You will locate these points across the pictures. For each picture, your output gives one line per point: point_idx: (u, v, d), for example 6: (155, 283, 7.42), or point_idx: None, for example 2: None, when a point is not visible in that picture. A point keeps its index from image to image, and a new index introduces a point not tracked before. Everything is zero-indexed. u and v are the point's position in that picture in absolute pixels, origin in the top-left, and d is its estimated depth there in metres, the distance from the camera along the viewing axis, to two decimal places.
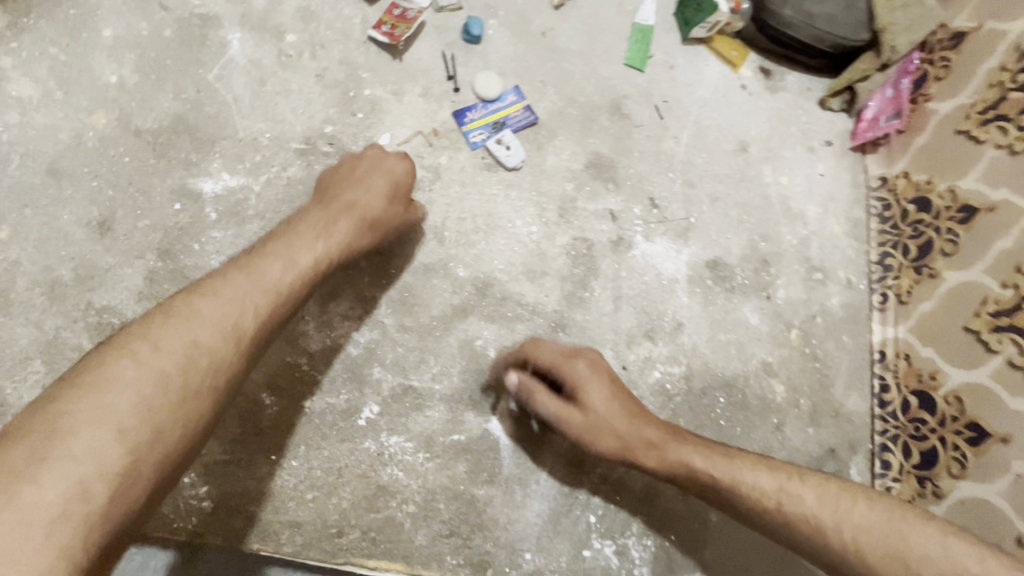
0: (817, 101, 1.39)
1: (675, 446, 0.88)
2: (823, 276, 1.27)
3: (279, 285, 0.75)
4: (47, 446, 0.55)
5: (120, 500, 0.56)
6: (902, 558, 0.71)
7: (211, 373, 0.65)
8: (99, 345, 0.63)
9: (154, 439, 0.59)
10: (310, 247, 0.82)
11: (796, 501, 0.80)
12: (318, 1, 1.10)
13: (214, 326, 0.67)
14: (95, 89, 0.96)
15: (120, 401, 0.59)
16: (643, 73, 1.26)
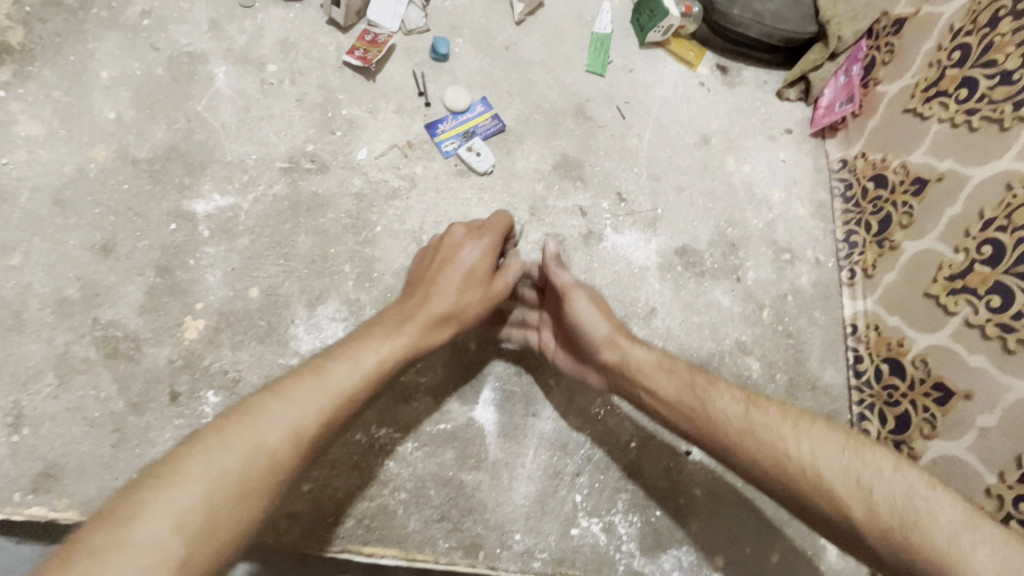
0: (774, 93, 1.46)
1: (638, 349, 0.93)
2: (791, 257, 1.32)
3: (346, 388, 0.72)
4: (112, 538, 0.54)
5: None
6: (857, 473, 0.72)
7: (270, 477, 0.63)
8: (173, 450, 0.62)
9: (203, 542, 0.57)
10: (383, 340, 0.79)
11: (757, 415, 0.80)
12: (295, 33, 1.19)
13: (279, 433, 0.65)
14: (95, 125, 1.05)
15: (182, 510, 0.57)
16: (603, 78, 1.34)
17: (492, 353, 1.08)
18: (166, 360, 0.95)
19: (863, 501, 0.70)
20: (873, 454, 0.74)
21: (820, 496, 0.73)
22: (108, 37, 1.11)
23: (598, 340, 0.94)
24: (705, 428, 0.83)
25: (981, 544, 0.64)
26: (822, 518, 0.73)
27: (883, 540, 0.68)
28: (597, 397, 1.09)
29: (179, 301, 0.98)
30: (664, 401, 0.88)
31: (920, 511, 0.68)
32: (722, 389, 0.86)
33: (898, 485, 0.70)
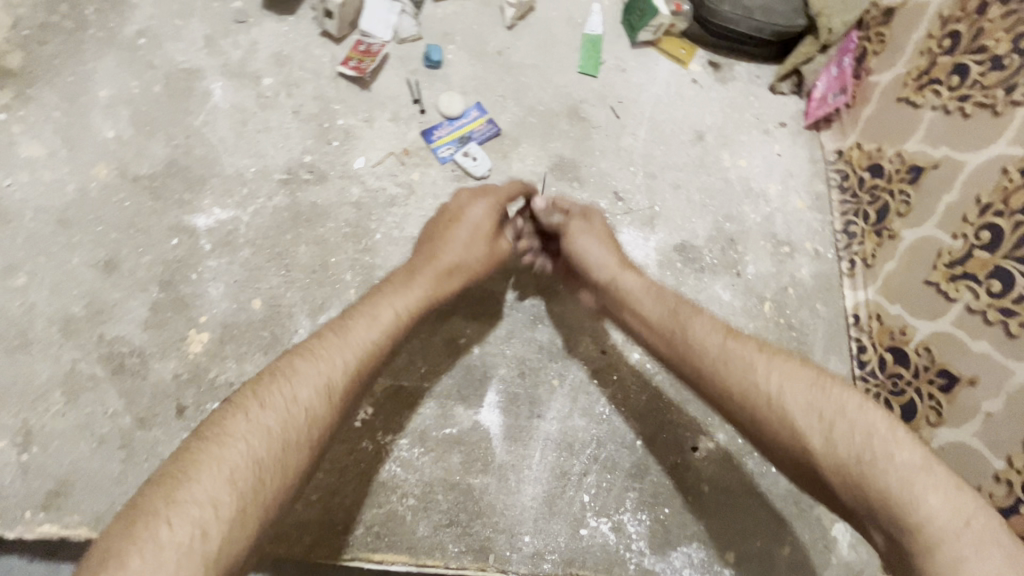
0: (767, 87, 1.47)
1: (631, 275, 0.95)
2: (790, 249, 1.32)
3: (367, 344, 0.78)
4: (175, 491, 0.60)
5: (230, 543, 0.59)
6: (821, 408, 0.73)
7: (307, 429, 0.70)
8: (217, 413, 0.68)
9: (257, 488, 0.63)
10: (397, 294, 0.85)
11: (735, 344, 0.81)
12: (289, 46, 1.20)
13: (311, 388, 0.72)
14: (95, 144, 1.06)
15: (235, 461, 0.63)
16: (596, 78, 1.35)
17: (495, 356, 1.08)
18: (172, 374, 0.96)
19: (822, 435, 0.71)
20: (841, 393, 0.74)
21: (780, 425, 0.74)
22: (105, 56, 1.13)
23: (591, 265, 0.97)
24: (679, 348, 0.85)
25: (933, 487, 0.64)
26: (780, 446, 0.74)
27: (835, 473, 0.69)
28: (601, 397, 1.10)
29: (183, 315, 0.99)
30: (647, 321, 0.90)
31: (877, 450, 0.68)
32: (705, 315, 0.87)
33: (859, 424, 0.70)
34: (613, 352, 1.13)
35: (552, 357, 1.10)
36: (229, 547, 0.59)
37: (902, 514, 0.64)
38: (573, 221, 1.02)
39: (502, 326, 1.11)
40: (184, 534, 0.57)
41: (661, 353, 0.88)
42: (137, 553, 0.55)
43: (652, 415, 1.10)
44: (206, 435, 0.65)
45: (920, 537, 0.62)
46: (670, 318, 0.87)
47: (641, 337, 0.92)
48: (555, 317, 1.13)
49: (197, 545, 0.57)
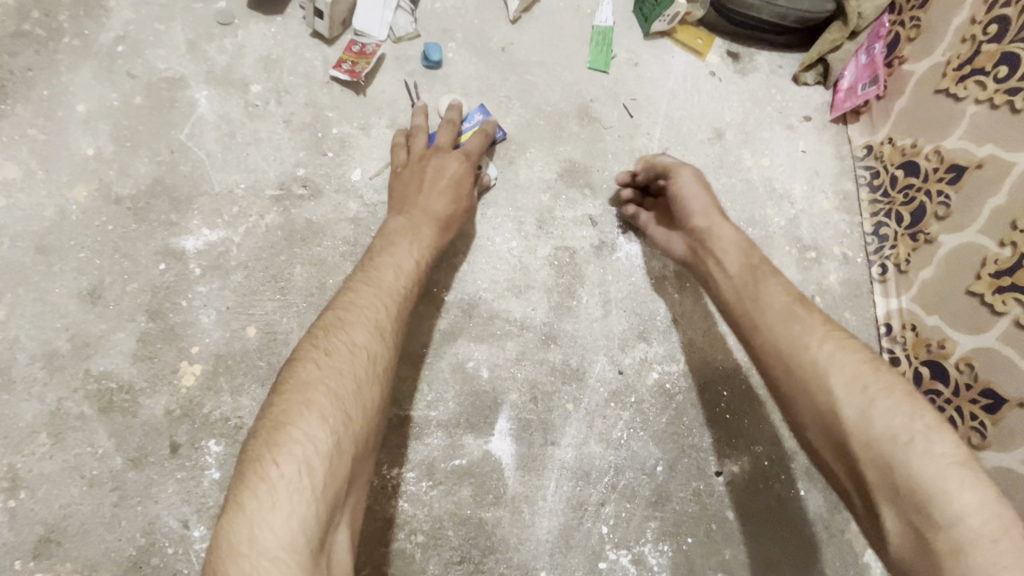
0: (790, 78, 1.36)
1: (728, 224, 0.93)
2: (817, 255, 1.24)
3: (399, 288, 0.85)
4: (276, 436, 0.65)
5: (336, 472, 0.65)
6: (865, 384, 0.70)
7: (372, 365, 0.76)
8: (288, 369, 0.72)
9: (346, 423, 0.69)
10: (412, 244, 0.92)
11: (801, 307, 0.80)
12: (278, 49, 1.12)
13: (365, 331, 0.77)
14: (74, 163, 1.00)
15: (322, 403, 0.68)
16: (607, 74, 1.26)
17: (505, 380, 1.02)
18: (163, 411, 0.90)
19: (860, 410, 0.68)
20: (892, 378, 0.71)
21: (816, 391, 0.72)
22: (82, 67, 1.05)
23: (691, 210, 0.96)
24: (745, 305, 0.85)
25: (969, 486, 0.61)
26: (811, 410, 0.73)
27: (865, 448, 0.67)
28: (618, 421, 1.03)
29: (173, 346, 0.93)
30: (726, 272, 0.90)
31: (915, 437, 0.65)
32: (777, 279, 0.85)
33: (903, 409, 0.67)
34: (629, 372, 1.06)
35: (566, 380, 1.04)
36: (334, 477, 0.65)
37: (930, 510, 0.61)
38: (676, 169, 1.01)
39: (511, 347, 1.04)
40: (293, 472, 0.62)
41: (728, 306, 0.88)
42: (263, 492, 0.61)
43: (673, 438, 1.04)
44: (286, 388, 0.70)
45: (944, 538, 0.60)
46: (742, 278, 0.87)
47: (714, 288, 0.91)
48: (568, 336, 1.06)
49: (307, 481, 0.62)
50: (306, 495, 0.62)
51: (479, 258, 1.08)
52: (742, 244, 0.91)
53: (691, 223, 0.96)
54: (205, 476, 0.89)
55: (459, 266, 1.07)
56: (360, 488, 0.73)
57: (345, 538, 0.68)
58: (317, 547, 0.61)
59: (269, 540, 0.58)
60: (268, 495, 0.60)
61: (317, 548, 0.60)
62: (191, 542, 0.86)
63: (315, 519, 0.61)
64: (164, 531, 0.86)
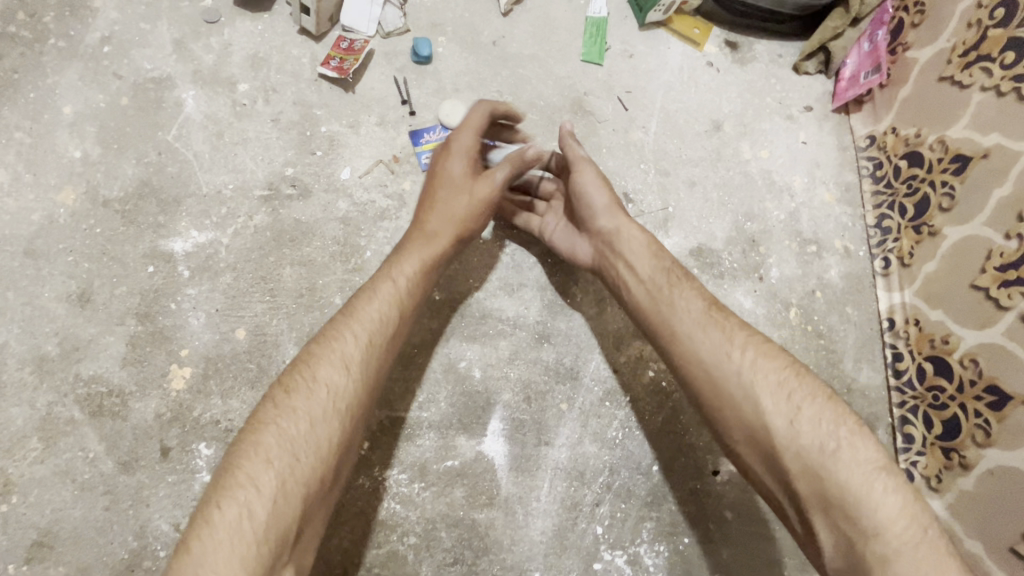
0: (791, 67, 1.33)
1: (633, 224, 0.98)
2: (818, 248, 1.21)
3: (378, 316, 0.83)
4: (223, 480, 0.67)
5: (277, 514, 0.65)
6: (790, 395, 0.79)
7: (333, 403, 0.75)
8: (255, 410, 0.74)
9: (293, 465, 0.68)
10: (396, 266, 0.89)
11: (720, 319, 0.87)
12: (265, 47, 1.11)
13: (330, 367, 0.77)
14: (62, 166, 0.99)
15: (272, 446, 0.69)
16: (601, 67, 1.23)
17: (498, 380, 1.01)
18: (154, 414, 0.90)
19: (787, 422, 0.77)
20: (812, 386, 0.80)
21: (746, 405, 0.80)
22: (68, 68, 1.04)
23: (594, 211, 0.98)
24: (661, 310, 0.91)
25: (891, 490, 0.71)
26: (743, 425, 0.80)
27: (796, 460, 0.75)
28: (613, 420, 1.02)
29: (162, 349, 0.93)
30: (637, 276, 0.94)
31: (840, 446, 0.74)
32: (690, 285, 0.92)
33: (826, 419, 0.76)
34: (624, 371, 1.05)
35: (560, 379, 1.02)
36: (275, 521, 0.65)
37: (860, 519, 0.70)
38: (579, 165, 1.00)
39: (504, 346, 1.03)
40: (233, 516, 0.63)
41: (641, 310, 0.93)
42: (203, 538, 0.62)
43: (669, 438, 1.02)
44: (244, 432, 0.71)
45: (874, 545, 0.69)
46: (659, 289, 0.92)
47: (626, 294, 0.96)
48: (561, 335, 1.05)
49: (246, 526, 0.63)
50: (246, 541, 0.62)
51: (470, 255, 1.06)
52: (650, 247, 0.96)
53: (597, 225, 0.98)
54: (196, 480, 0.88)
55: (450, 265, 1.05)
56: (316, 528, 0.73)
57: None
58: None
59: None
60: (207, 541, 0.62)
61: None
62: (183, 545, 0.86)
63: (257, 564, 0.62)
64: (156, 534, 0.86)
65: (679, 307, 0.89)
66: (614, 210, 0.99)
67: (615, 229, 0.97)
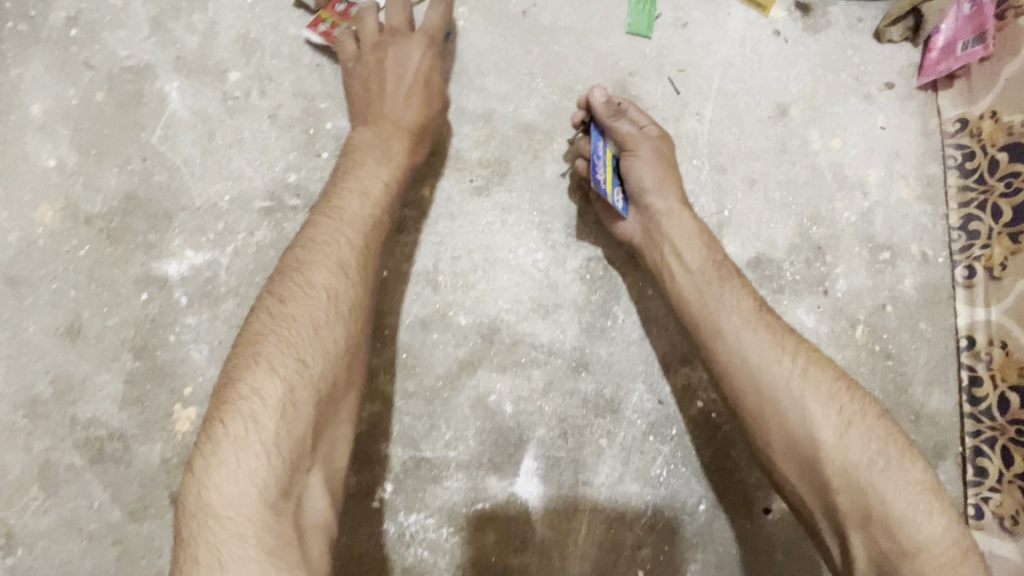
0: (872, 34, 1.13)
1: (683, 209, 0.91)
2: (891, 255, 1.06)
3: (365, 217, 0.80)
4: (223, 396, 0.66)
5: (292, 418, 0.65)
6: (841, 407, 0.79)
7: (335, 304, 0.73)
8: (247, 323, 0.72)
9: (301, 370, 0.67)
10: (377, 167, 0.84)
11: (769, 318, 0.86)
12: (257, 25, 0.94)
13: (326, 270, 0.75)
14: (36, 177, 0.87)
15: (271, 354, 0.68)
16: (650, 40, 1.04)
17: (532, 415, 0.91)
18: (159, 459, 0.83)
19: (837, 435, 0.77)
20: (863, 401, 0.80)
21: (791, 414, 0.80)
22: (31, 58, 0.90)
23: (646, 188, 0.91)
24: (708, 305, 0.86)
25: (936, 513, 0.73)
26: (786, 433, 0.80)
27: (841, 473, 0.76)
28: (657, 456, 0.93)
29: (163, 387, 0.84)
30: (684, 263, 0.88)
31: (889, 466, 0.75)
32: (740, 282, 0.88)
33: (877, 436, 0.77)
34: (671, 401, 0.94)
35: (599, 412, 0.93)
36: (293, 425, 0.65)
37: (903, 539, 0.72)
38: (634, 143, 0.90)
39: (538, 377, 0.92)
40: (240, 428, 0.63)
41: (686, 302, 0.88)
42: (228, 450, 0.62)
43: (718, 474, 0.94)
44: (240, 344, 0.69)
45: (913, 563, 0.71)
46: (701, 284, 0.87)
47: (669, 281, 0.90)
48: (601, 362, 0.94)
49: (262, 438, 0.63)
50: (260, 448, 0.62)
51: (499, 271, 0.94)
52: (701, 229, 0.91)
53: (649, 200, 0.90)
54: None
55: (477, 284, 0.93)
56: (340, 431, 0.73)
57: (321, 490, 0.69)
58: (281, 494, 0.62)
59: (223, 500, 0.60)
60: (234, 451, 0.62)
61: (281, 499, 0.62)
62: None
63: (278, 469, 0.63)
64: None
65: (728, 310, 0.85)
66: (666, 186, 0.91)
67: (663, 210, 0.90)
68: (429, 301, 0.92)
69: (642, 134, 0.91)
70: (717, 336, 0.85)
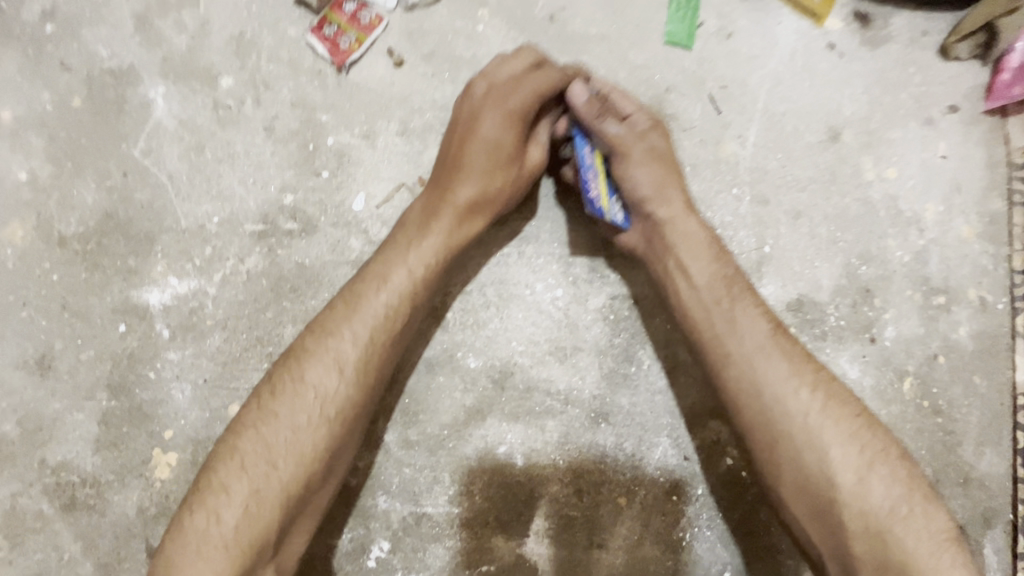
0: (937, 49, 1.00)
1: (689, 217, 0.79)
2: (946, 300, 0.96)
3: (380, 309, 0.72)
4: (202, 480, 0.65)
5: (250, 523, 0.62)
6: (863, 446, 0.70)
7: (324, 408, 0.67)
8: (244, 406, 0.69)
9: (268, 473, 0.64)
10: (405, 249, 0.75)
11: (784, 341, 0.75)
12: (253, 25, 0.84)
13: (322, 367, 0.68)
14: (8, 192, 0.79)
15: (247, 450, 0.65)
16: (690, 51, 0.94)
17: (544, 470, 0.83)
18: (136, 509, 0.75)
19: (858, 479, 0.68)
20: (886, 441, 0.71)
21: (807, 454, 0.70)
22: (3, 57, 0.81)
23: (644, 197, 0.79)
24: (717, 327, 0.76)
25: (960, 567, 0.65)
26: (801, 474, 0.70)
27: (859, 520, 0.67)
28: (680, 518, 0.85)
29: (141, 430, 0.76)
30: (691, 280, 0.78)
31: (912, 513, 0.67)
32: (755, 300, 0.77)
33: (900, 481, 0.69)
34: (698, 458, 0.85)
35: (618, 468, 0.84)
36: (248, 530, 0.62)
37: None
38: (625, 145, 0.78)
39: (552, 428, 0.84)
40: (202, 521, 0.62)
41: (692, 322, 0.77)
42: (188, 538, 0.62)
43: (746, 539, 0.85)
44: (229, 429, 0.68)
45: None
46: (711, 302, 0.76)
47: (672, 298, 0.79)
48: (622, 413, 0.85)
49: (220, 535, 0.61)
50: (214, 546, 0.61)
51: (514, 309, 0.85)
52: (711, 239, 0.79)
53: (651, 211, 0.79)
54: None
55: (490, 323, 0.85)
56: (305, 525, 0.69)
57: None
58: None
59: None
60: (194, 540, 0.61)
61: None
62: None
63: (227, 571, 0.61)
64: None
65: (741, 332, 0.74)
66: (667, 191, 0.80)
67: (668, 218, 0.79)
68: (436, 340, 0.84)
69: (633, 134, 0.79)
70: (725, 360, 0.75)
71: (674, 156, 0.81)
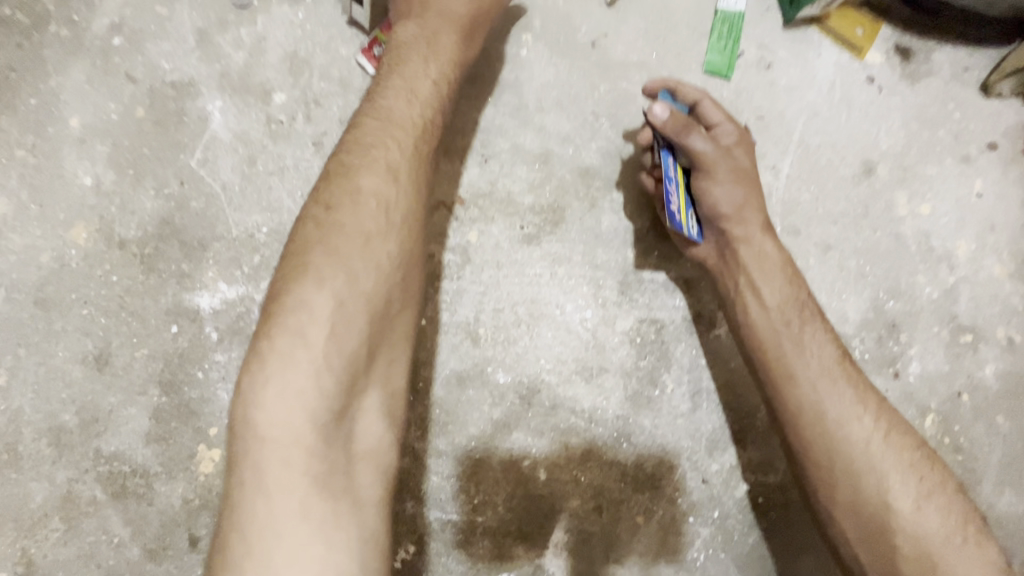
0: (978, 86, 1.00)
1: (766, 237, 0.82)
2: (973, 338, 0.96)
3: (377, 192, 0.62)
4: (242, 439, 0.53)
5: (319, 439, 0.52)
6: (920, 475, 0.73)
7: (355, 290, 0.57)
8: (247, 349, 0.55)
9: (324, 374, 0.53)
10: (394, 144, 0.67)
11: (848, 368, 0.77)
12: (307, 43, 0.88)
13: (330, 253, 0.58)
14: (72, 195, 0.83)
15: (278, 368, 0.53)
16: (728, 81, 0.95)
17: (566, 485, 0.86)
18: (181, 500, 0.80)
19: (916, 505, 0.70)
20: (941, 473, 0.73)
21: (869, 478, 0.72)
22: (72, 67, 0.85)
23: (722, 214, 0.80)
24: (784, 347, 0.77)
25: None
26: (857, 495, 0.72)
27: (915, 547, 0.69)
28: (696, 540, 0.87)
29: (189, 426, 0.81)
30: (763, 301, 0.79)
31: (966, 544, 0.69)
32: (824, 327, 0.79)
33: (953, 512, 0.71)
34: (717, 482, 0.88)
35: (638, 487, 0.87)
36: (322, 449, 0.52)
37: None
38: (712, 162, 0.78)
39: (576, 444, 0.87)
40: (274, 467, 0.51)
41: (759, 343, 0.79)
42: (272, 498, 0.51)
43: (759, 563, 0.88)
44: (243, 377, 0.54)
45: None
46: (779, 325, 0.78)
47: (742, 317, 0.81)
48: (645, 434, 0.88)
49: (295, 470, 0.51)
50: (298, 480, 0.51)
51: (544, 328, 0.88)
52: (785, 263, 0.81)
53: (729, 229, 0.81)
54: None
55: (520, 340, 0.87)
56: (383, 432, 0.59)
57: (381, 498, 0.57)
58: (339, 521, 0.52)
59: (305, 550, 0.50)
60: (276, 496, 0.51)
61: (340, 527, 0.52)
62: None
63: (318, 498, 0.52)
64: None
65: (807, 355, 0.77)
66: (744, 211, 0.81)
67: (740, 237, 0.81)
68: (468, 354, 0.87)
69: (721, 151, 0.79)
70: (789, 380, 0.76)
71: (756, 173, 0.82)
